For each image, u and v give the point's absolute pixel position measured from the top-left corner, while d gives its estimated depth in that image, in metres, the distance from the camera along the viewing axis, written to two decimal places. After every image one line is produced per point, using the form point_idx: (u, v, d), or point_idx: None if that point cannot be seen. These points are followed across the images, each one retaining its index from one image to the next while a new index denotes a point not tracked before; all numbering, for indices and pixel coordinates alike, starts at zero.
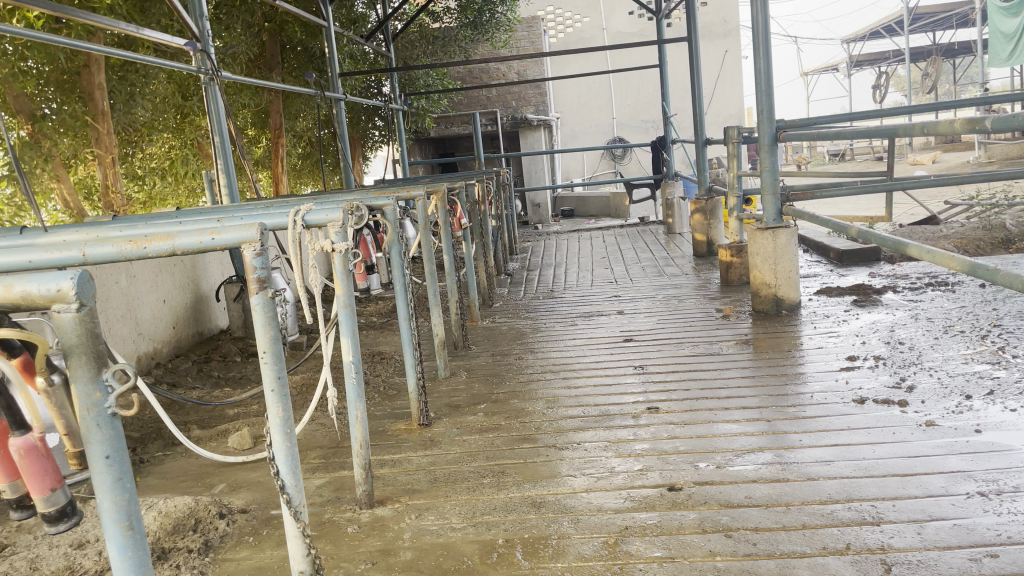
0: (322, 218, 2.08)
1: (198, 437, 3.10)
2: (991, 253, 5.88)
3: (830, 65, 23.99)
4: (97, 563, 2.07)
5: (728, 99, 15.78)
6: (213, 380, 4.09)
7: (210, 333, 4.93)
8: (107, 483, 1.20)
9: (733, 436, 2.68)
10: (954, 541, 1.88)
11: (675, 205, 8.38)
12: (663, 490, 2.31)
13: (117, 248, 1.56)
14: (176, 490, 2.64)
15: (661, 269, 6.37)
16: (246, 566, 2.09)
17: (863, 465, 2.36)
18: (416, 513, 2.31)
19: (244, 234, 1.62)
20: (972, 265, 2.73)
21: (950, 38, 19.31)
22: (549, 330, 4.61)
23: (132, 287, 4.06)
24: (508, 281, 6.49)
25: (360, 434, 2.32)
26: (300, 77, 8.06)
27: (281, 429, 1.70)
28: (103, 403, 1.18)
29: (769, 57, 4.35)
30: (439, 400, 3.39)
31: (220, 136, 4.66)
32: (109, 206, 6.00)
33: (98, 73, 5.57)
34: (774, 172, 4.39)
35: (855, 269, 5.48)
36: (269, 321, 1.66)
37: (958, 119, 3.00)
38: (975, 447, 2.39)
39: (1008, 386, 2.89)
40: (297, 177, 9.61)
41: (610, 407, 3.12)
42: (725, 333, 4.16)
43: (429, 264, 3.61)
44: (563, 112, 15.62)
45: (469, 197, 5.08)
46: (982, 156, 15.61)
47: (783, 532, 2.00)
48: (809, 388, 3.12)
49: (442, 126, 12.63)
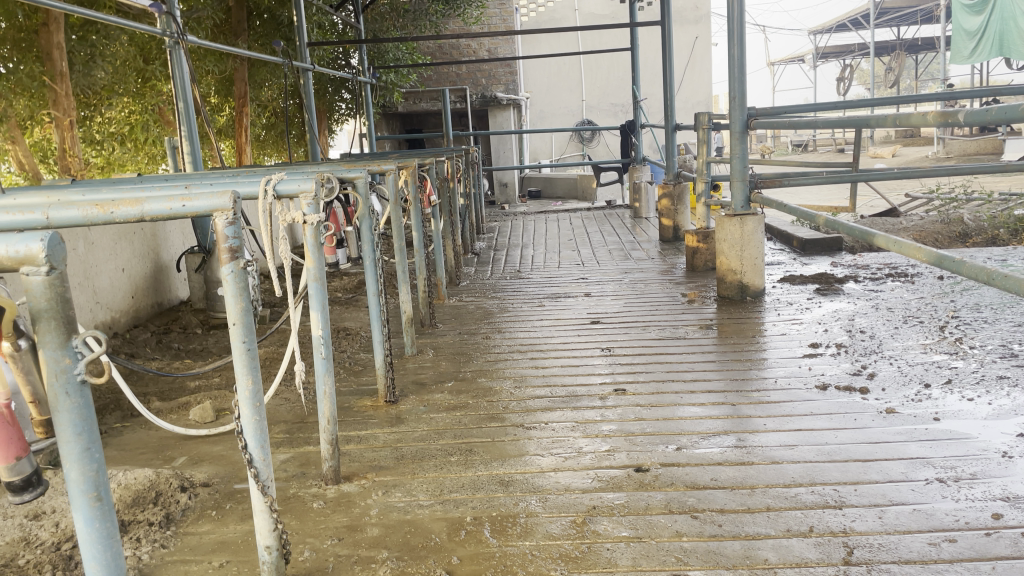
0: (294, 188, 2.04)
1: (157, 409, 3.04)
2: (948, 246, 6.05)
3: (797, 56, 24.24)
4: (54, 535, 2.01)
5: (697, 85, 15.87)
6: (173, 351, 4.00)
7: (170, 304, 4.84)
8: (75, 453, 1.17)
9: (699, 419, 2.71)
10: (913, 525, 1.92)
11: (642, 190, 8.40)
12: (630, 471, 2.33)
13: (82, 211, 1.53)
14: (135, 462, 2.59)
15: (628, 252, 6.40)
16: (208, 540, 2.06)
17: (826, 449, 2.40)
18: (383, 490, 2.29)
19: (216, 201, 1.60)
20: (939, 257, 2.75)
21: (915, 34, 19.64)
22: (516, 310, 4.61)
23: (90, 255, 3.95)
24: (475, 261, 6.46)
25: (328, 410, 2.29)
26: (267, 46, 7.88)
27: (250, 402, 1.67)
28: (72, 369, 1.15)
29: (743, 44, 4.35)
30: (406, 377, 3.37)
31: (184, 102, 4.54)
32: (65, 169, 5.79)
33: (56, 32, 5.36)
34: (743, 159, 4.43)
35: (818, 258, 5.56)
36: (240, 291, 1.64)
37: (931, 111, 2.97)
38: (934, 435, 2.45)
39: (965, 376, 2.97)
40: (260, 147, 9.46)
41: (578, 388, 3.14)
42: (690, 317, 4.20)
43: (399, 243, 3.57)
44: (532, 92, 15.56)
45: (440, 173, 5.01)
46: (939, 150, 16.01)
47: (748, 514, 2.02)
48: (772, 372, 3.18)
49: (410, 102, 12.48)
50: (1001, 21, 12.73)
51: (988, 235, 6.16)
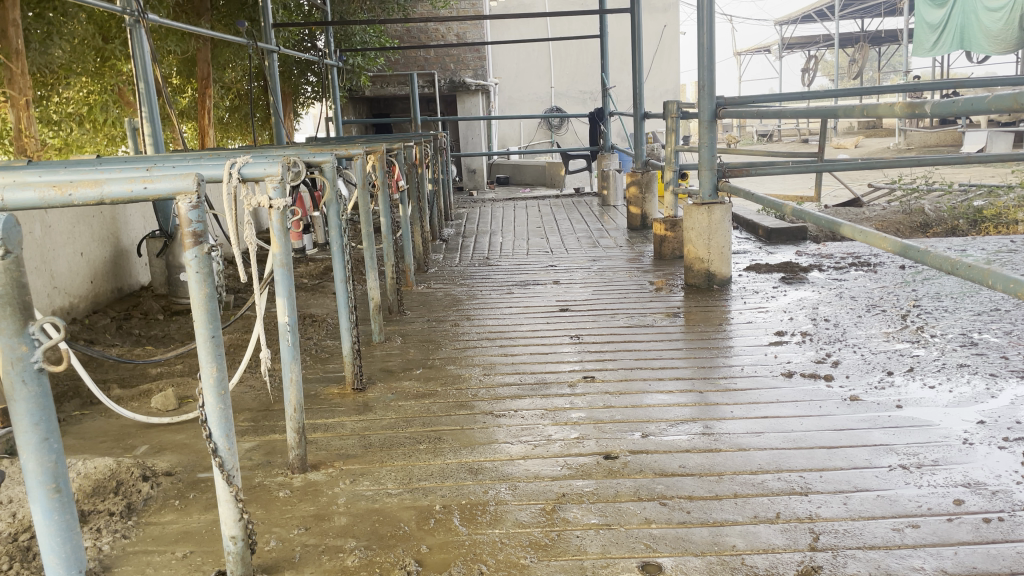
0: (260, 171, 1.99)
1: (118, 397, 2.97)
2: (909, 237, 6.16)
3: (763, 46, 24.46)
4: (10, 525, 1.95)
5: (665, 73, 15.94)
6: (134, 337, 3.93)
7: (131, 289, 4.74)
8: (33, 443, 1.29)
9: (667, 407, 2.73)
10: (877, 511, 1.95)
11: (610, 177, 8.41)
12: (599, 458, 2.33)
13: (39, 193, 1.49)
14: (95, 451, 2.53)
15: (595, 240, 6.41)
16: (172, 530, 2.02)
17: (792, 436, 2.43)
18: (351, 478, 2.26)
19: (179, 183, 1.56)
20: (904, 247, 2.78)
21: (878, 27, 19.89)
22: (485, 297, 4.60)
23: (47, 238, 3.86)
24: (443, 248, 6.43)
25: (295, 398, 2.25)
26: (231, 26, 7.74)
27: (214, 390, 1.64)
28: (29, 357, 1.27)
29: (712, 33, 4.35)
30: (374, 364, 3.34)
31: (145, 82, 4.43)
32: (21, 151, 5.64)
33: (12, 9, 5.18)
34: (712, 148, 4.43)
35: (783, 247, 5.62)
36: (204, 278, 1.60)
37: (898, 101, 2.97)
38: (896, 422, 2.49)
39: (927, 363, 3.03)
40: (224, 131, 9.33)
41: (546, 375, 3.14)
42: (657, 305, 4.22)
43: (367, 228, 3.52)
44: (501, 78, 15.50)
45: (409, 158, 4.95)
46: (900, 141, 16.32)
47: (716, 501, 2.04)
48: (739, 360, 3.20)
49: (378, 86, 12.38)
50: (962, 14, 12.87)
51: (948, 226, 6.28)
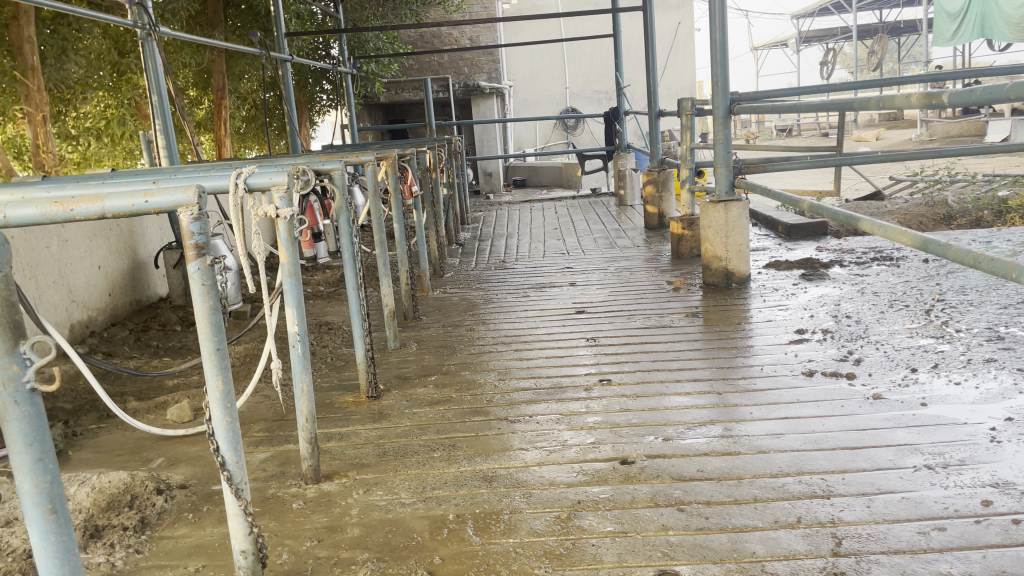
0: (266, 180, 1.95)
1: (135, 410, 2.98)
2: (932, 229, 6.04)
3: (781, 40, 24.25)
4: (25, 541, 1.94)
5: (681, 70, 15.84)
6: (152, 350, 3.95)
7: (149, 300, 4.76)
8: (28, 463, 1.28)
9: (685, 409, 2.68)
10: (902, 514, 1.90)
11: (626, 177, 8.36)
12: (615, 464, 2.29)
13: (40, 209, 1.46)
14: (111, 465, 2.53)
15: (613, 240, 6.36)
16: (185, 544, 2.01)
17: (813, 437, 2.37)
18: (365, 488, 2.24)
19: (180, 196, 1.54)
20: (925, 240, 2.71)
21: (898, 17, 19.62)
22: (501, 301, 4.57)
23: (65, 253, 3.88)
24: (459, 251, 6.41)
25: (306, 408, 2.23)
26: (245, 37, 7.79)
27: (220, 403, 1.62)
28: (20, 377, 1.26)
29: (724, 28, 4.29)
30: (389, 371, 3.32)
31: (157, 94, 4.44)
32: (39, 166, 5.69)
33: (27, 26, 5.24)
34: (727, 145, 4.37)
35: (803, 243, 5.54)
36: (208, 290, 1.59)
37: (916, 91, 2.90)
38: (921, 421, 2.42)
39: (952, 359, 2.95)
40: (240, 140, 9.40)
41: (562, 379, 3.10)
42: (675, 305, 4.17)
43: (380, 234, 3.50)
44: (516, 80, 15.48)
45: (422, 163, 4.94)
46: (922, 132, 16.08)
47: (735, 506, 1.99)
48: (758, 360, 3.15)
49: (393, 92, 12.43)
50: (982, 2, 12.66)
51: (973, 217, 6.15)
